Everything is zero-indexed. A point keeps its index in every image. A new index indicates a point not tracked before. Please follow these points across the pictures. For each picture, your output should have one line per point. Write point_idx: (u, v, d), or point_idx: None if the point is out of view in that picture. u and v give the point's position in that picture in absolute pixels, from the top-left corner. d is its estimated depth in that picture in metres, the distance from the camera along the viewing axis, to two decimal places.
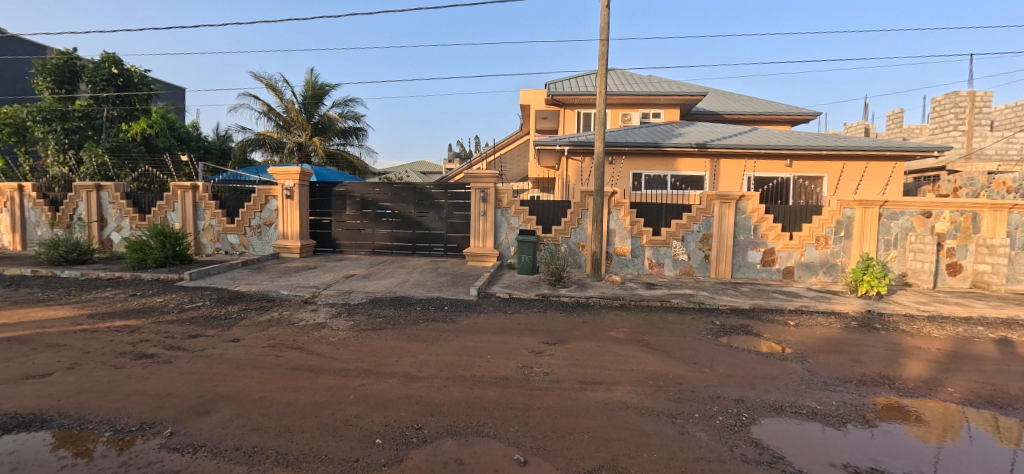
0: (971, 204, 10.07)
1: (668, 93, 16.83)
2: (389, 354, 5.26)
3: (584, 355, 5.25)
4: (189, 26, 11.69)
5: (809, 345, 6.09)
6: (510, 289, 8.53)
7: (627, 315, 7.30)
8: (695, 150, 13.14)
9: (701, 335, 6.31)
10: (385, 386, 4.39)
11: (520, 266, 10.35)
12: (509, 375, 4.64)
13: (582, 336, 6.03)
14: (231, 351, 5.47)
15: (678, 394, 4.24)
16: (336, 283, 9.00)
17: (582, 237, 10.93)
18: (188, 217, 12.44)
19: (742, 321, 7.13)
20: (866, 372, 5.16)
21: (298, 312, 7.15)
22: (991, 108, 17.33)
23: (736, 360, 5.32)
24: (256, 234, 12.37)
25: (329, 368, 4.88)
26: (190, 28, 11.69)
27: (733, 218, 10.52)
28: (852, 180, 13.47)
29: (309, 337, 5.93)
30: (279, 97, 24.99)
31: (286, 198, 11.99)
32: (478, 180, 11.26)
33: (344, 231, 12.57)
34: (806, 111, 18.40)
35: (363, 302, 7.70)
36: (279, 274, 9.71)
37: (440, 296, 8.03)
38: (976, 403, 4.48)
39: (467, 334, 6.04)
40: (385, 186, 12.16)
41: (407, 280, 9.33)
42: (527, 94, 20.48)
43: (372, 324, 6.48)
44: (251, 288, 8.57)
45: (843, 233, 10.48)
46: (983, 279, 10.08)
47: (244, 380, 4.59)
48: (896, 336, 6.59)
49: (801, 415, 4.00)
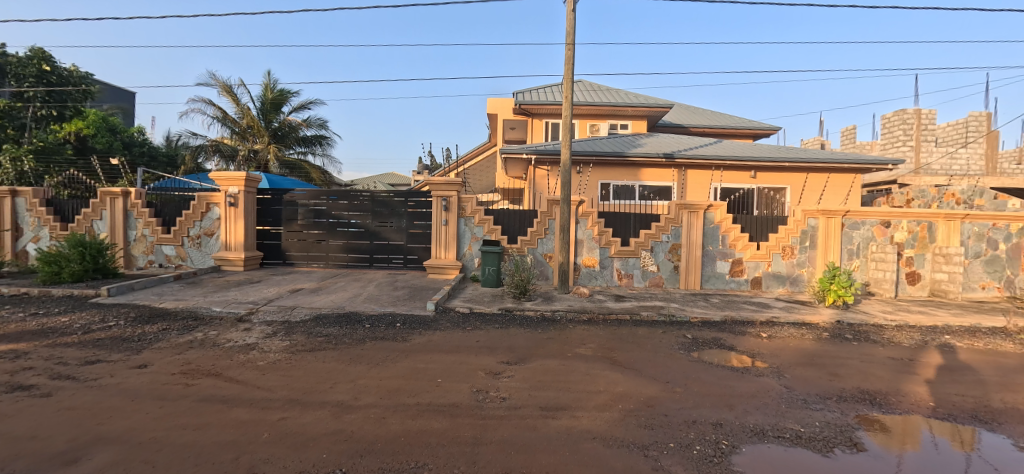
0: (927, 214, 10.30)
1: (634, 105, 16.88)
2: (323, 379, 4.55)
3: (547, 376, 4.70)
4: (84, 18, 10.44)
5: (784, 358, 5.77)
6: (471, 304, 7.93)
7: (595, 329, 6.82)
8: (662, 159, 13.04)
9: (673, 350, 5.89)
10: (311, 419, 3.70)
11: (484, 278, 9.75)
12: (460, 401, 4.03)
13: (546, 353, 5.49)
14: (131, 380, 4.61)
15: (650, 420, 3.74)
16: (279, 298, 8.15)
17: (549, 248, 10.49)
18: (117, 226, 11.30)
19: (714, 334, 6.79)
20: (846, 386, 4.83)
21: (228, 332, 6.31)
22: (935, 126, 18.29)
23: (712, 377, 4.91)
24: (195, 245, 11.29)
25: (247, 399, 4.13)
26: (84, 20, 10.44)
27: (701, 227, 10.34)
28: (815, 191, 13.66)
29: (231, 362, 5.12)
30: (235, 101, 23.85)
31: (229, 206, 11.03)
32: (441, 187, 10.67)
33: (296, 242, 11.64)
34: (767, 125, 18.89)
35: (305, 319, 6.90)
36: (215, 289, 8.76)
37: (394, 312, 7.32)
38: (961, 419, 4.19)
39: (419, 354, 5.38)
40: (341, 193, 11.39)
41: (360, 294, 8.57)
42: (494, 103, 20.16)
43: (311, 345, 5.71)
44: (178, 305, 7.61)
45: (808, 243, 10.45)
46: (940, 288, 10.28)
47: (135, 417, 3.78)
48: (869, 347, 6.37)
49: (785, 440, 3.57)
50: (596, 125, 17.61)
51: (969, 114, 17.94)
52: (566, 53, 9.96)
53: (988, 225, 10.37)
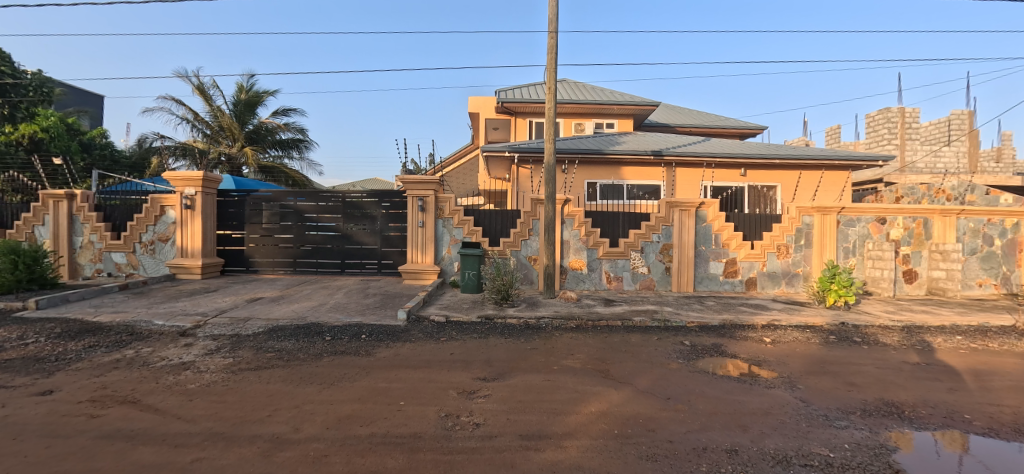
0: (922, 210, 10.01)
1: (620, 103, 16.46)
2: (261, 406, 3.79)
3: (529, 395, 4.02)
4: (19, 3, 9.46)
5: (793, 365, 5.19)
6: (447, 311, 7.20)
7: (584, 337, 6.16)
8: (650, 157, 12.53)
9: (670, 360, 5.27)
10: (234, 460, 2.95)
11: (464, 284, 9.03)
12: (424, 431, 3.33)
13: (529, 367, 4.81)
14: (24, 411, 3.78)
15: (652, 449, 3.09)
16: (233, 308, 7.31)
17: (533, 250, 9.84)
18: (60, 232, 10.31)
19: (714, 340, 6.19)
20: (867, 398, 4.26)
21: (165, 349, 5.49)
22: (919, 125, 18.28)
23: (717, 391, 4.28)
24: (148, 252, 10.36)
25: (160, 434, 3.35)
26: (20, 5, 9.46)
27: (693, 226, 9.82)
28: (808, 189, 13.32)
29: (157, 385, 4.32)
30: (207, 102, 22.83)
31: (185, 208, 10.14)
32: (416, 186, 9.95)
33: (260, 247, 10.77)
34: (754, 124, 18.64)
35: (258, 332, 6.09)
36: (163, 299, 7.89)
37: (361, 322, 6.56)
38: (1004, 434, 3.62)
39: (382, 371, 4.66)
40: (311, 194, 10.62)
41: (326, 303, 7.77)
42: (475, 102, 19.62)
43: (257, 362, 4.92)
44: (115, 318, 6.74)
45: (803, 241, 10.02)
46: (938, 286, 9.93)
47: (8, 462, 2.98)
48: (881, 351, 5.83)
49: (815, 470, 2.94)
50: (581, 124, 17.13)
51: (951, 112, 18.08)
52: (548, 42, 9.35)
53: (984, 220, 10.10)
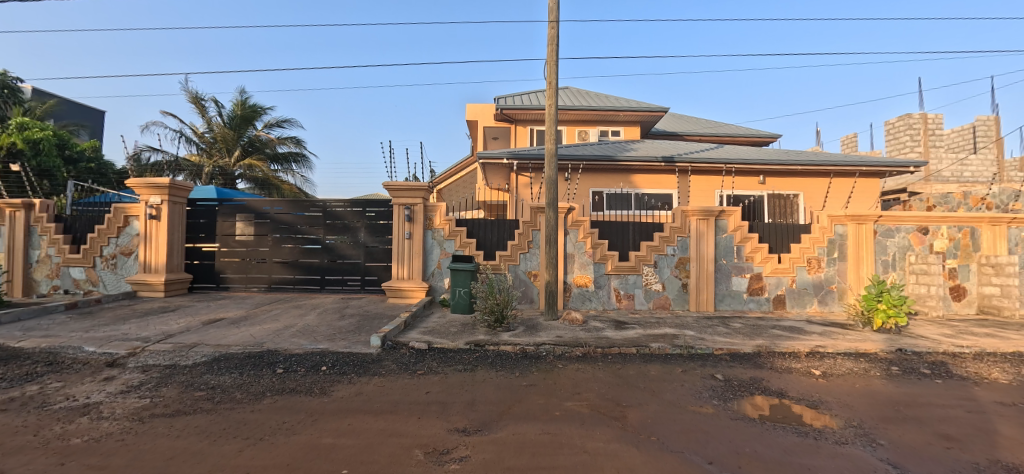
0: (969, 218, 8.90)
1: (626, 109, 15.63)
2: None
3: (521, 459, 2.95)
4: None
5: (861, 409, 4.07)
6: (430, 337, 6.14)
7: (593, 369, 5.08)
8: (660, 163, 11.56)
9: (701, 402, 4.17)
10: None
11: (454, 303, 8.01)
12: None
13: (523, 414, 3.74)
14: None
15: None
16: (183, 332, 6.28)
17: (533, 265, 8.83)
18: (15, 245, 9.44)
19: (751, 373, 5.10)
20: (979, 461, 3.15)
21: (79, 385, 4.47)
22: (942, 131, 17.26)
23: (775, 451, 3.20)
24: (109, 267, 9.41)
25: None
26: None
27: (712, 237, 8.78)
28: (834, 198, 12.30)
29: (30, 441, 3.28)
30: (203, 113, 22.26)
31: (149, 218, 9.20)
32: (402, 193, 8.98)
33: (233, 262, 9.82)
34: (767, 132, 17.71)
35: (199, 363, 5.06)
36: (109, 321, 6.88)
37: (326, 350, 5.52)
38: None
39: (332, 420, 3.58)
40: (289, 203, 9.69)
41: (293, 325, 6.75)
42: (472, 109, 18.72)
43: (179, 405, 3.87)
44: (40, 344, 5.73)
45: (837, 254, 8.95)
46: (991, 304, 8.79)
47: None
48: (962, 388, 4.70)
49: None
50: (585, 131, 16.32)
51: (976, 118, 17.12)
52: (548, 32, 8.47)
53: None
